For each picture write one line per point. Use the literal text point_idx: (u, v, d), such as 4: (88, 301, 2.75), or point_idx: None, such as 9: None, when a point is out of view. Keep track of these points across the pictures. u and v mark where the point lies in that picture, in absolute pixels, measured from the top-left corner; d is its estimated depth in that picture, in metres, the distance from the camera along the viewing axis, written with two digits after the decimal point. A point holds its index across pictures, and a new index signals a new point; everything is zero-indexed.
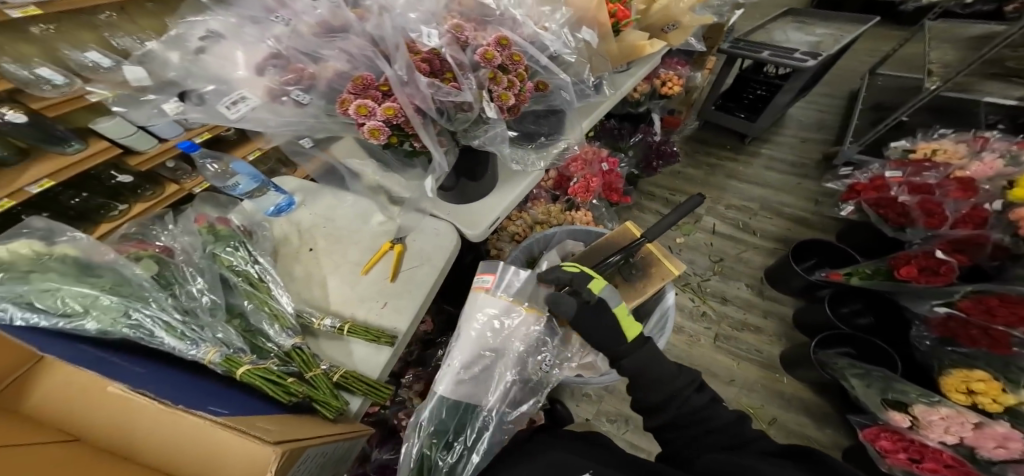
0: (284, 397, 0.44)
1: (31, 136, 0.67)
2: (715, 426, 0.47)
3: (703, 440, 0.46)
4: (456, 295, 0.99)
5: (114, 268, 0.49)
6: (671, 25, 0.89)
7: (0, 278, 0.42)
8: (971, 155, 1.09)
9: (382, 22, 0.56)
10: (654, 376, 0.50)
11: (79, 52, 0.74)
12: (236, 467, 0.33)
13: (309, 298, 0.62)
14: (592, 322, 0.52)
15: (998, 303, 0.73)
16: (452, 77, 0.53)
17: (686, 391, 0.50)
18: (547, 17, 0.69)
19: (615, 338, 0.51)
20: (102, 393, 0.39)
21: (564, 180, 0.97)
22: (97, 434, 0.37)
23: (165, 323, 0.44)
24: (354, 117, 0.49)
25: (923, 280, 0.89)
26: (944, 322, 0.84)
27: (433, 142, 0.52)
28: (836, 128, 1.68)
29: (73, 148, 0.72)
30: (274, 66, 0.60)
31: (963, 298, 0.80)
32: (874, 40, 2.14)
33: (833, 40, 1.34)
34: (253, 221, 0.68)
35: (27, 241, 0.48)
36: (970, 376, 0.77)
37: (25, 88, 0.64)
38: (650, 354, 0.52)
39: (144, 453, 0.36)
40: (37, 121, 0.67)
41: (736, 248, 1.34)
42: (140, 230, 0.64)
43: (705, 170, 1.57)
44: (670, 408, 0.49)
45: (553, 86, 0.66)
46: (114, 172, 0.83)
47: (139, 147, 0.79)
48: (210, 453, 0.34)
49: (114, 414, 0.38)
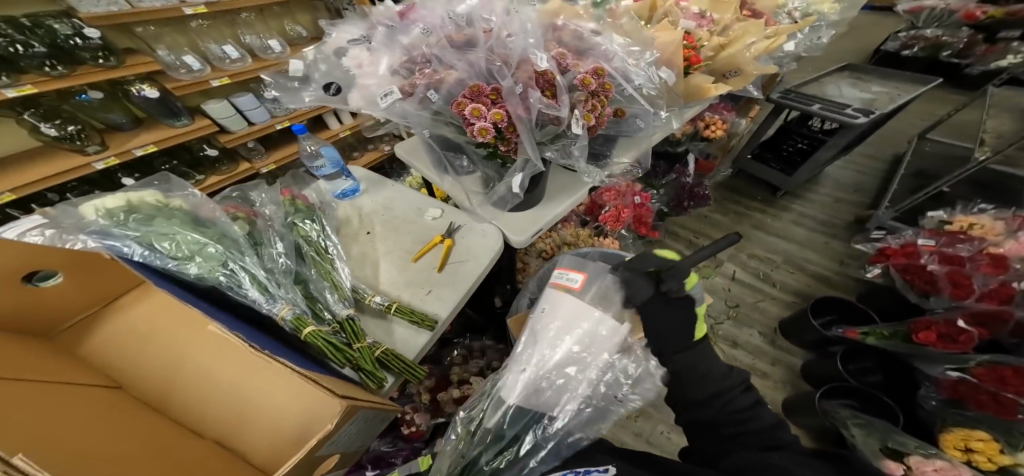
0: (340, 360, 0.52)
1: (154, 110, 1.13)
2: (750, 428, 0.48)
3: (741, 441, 0.47)
4: (478, 300, 1.04)
5: (217, 224, 0.59)
6: (733, 72, 0.91)
7: (137, 217, 0.54)
8: (1010, 233, 1.05)
9: (504, 44, 0.65)
10: (705, 371, 0.51)
11: (214, 45, 1.24)
12: (266, 420, 0.44)
13: (362, 276, 0.68)
14: (666, 312, 0.51)
15: (1011, 373, 0.73)
16: (552, 93, 0.61)
17: (732, 392, 0.51)
18: (638, 56, 0.78)
19: (684, 334, 0.51)
20: (144, 356, 0.48)
21: (595, 207, 1.02)
22: (130, 386, 0.45)
23: (251, 281, 0.53)
24: (465, 117, 0.57)
25: (939, 346, 0.85)
26: (954, 385, 0.83)
27: (529, 147, 0.61)
28: (874, 190, 1.66)
29: (180, 121, 1.17)
30: (408, 69, 0.65)
31: (977, 365, 0.79)
32: (930, 103, 2.08)
33: (888, 98, 1.32)
34: (324, 201, 0.77)
35: (153, 192, 0.60)
36: (971, 436, 0.78)
37: (166, 68, 1.10)
38: (703, 352, 0.52)
39: (173, 409, 0.44)
40: (162, 98, 1.12)
41: (753, 296, 1.36)
42: (239, 193, 0.71)
43: (733, 217, 1.60)
44: (715, 407, 0.50)
45: (630, 114, 0.75)
46: (204, 146, 1.32)
47: (232, 126, 1.28)
48: (249, 417, 0.44)
49: (152, 374, 0.46)
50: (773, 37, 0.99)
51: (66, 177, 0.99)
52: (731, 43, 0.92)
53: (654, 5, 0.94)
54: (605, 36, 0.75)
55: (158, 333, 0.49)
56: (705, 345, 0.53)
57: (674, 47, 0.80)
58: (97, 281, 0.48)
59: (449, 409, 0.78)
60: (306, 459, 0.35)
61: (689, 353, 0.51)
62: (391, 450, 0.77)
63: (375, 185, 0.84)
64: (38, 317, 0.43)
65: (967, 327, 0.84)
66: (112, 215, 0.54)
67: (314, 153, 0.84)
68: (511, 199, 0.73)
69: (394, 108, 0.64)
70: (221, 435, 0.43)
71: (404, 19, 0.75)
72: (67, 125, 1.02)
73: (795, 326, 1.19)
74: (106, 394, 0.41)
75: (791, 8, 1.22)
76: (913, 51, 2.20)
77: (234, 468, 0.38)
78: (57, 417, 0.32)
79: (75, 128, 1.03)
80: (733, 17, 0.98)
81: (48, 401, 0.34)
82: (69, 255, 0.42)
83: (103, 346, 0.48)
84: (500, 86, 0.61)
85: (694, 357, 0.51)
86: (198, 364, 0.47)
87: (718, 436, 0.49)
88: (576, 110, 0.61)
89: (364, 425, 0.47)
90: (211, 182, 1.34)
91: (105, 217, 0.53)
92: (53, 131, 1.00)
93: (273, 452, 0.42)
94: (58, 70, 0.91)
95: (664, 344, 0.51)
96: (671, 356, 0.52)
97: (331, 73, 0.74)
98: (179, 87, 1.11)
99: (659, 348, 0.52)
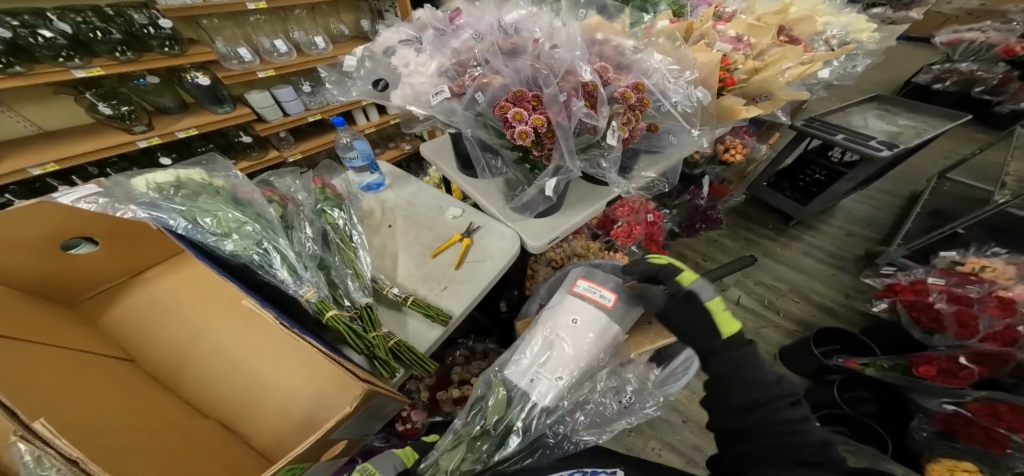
0: (360, 344, 0.55)
1: (201, 95, 1.32)
2: (793, 444, 0.43)
3: (772, 457, 0.44)
4: (485, 303, 1.06)
5: (255, 204, 0.63)
6: (763, 96, 0.92)
7: (184, 193, 0.59)
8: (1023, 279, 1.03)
9: (545, 57, 0.69)
10: (745, 377, 0.47)
11: (266, 39, 1.44)
12: (268, 406, 0.46)
13: (382, 267, 0.72)
14: (682, 312, 0.51)
15: (1006, 409, 0.74)
16: (591, 103, 0.64)
17: (780, 402, 0.45)
18: (677, 74, 0.79)
19: (705, 333, 0.50)
20: (166, 334, 0.52)
21: (608, 222, 1.04)
22: (146, 362, 0.50)
23: (281, 261, 0.56)
24: (507, 120, 0.60)
25: (939, 379, 0.87)
26: (949, 418, 0.85)
27: (567, 153, 0.64)
28: (887, 227, 1.65)
29: (223, 108, 1.38)
30: (453, 71, 0.68)
31: (973, 400, 0.80)
32: (954, 141, 2.05)
33: (915, 132, 1.30)
34: (351, 191, 0.81)
35: (199, 170, 0.65)
36: (956, 467, 0.81)
37: (222, 60, 1.31)
38: (744, 355, 0.48)
39: (182, 387, 0.48)
40: (211, 86, 1.31)
41: (756, 322, 1.36)
42: (274, 177, 0.76)
43: (742, 243, 1.62)
44: (755, 416, 0.46)
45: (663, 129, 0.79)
46: (241, 133, 1.51)
47: (268, 115, 1.48)
48: (255, 401, 0.47)
49: (167, 353, 0.51)
50: (809, 63, 0.98)
51: (111, 152, 1.18)
52: (766, 67, 0.91)
53: (691, 26, 0.95)
54: (644, 53, 0.77)
55: (176, 311, 0.54)
56: (750, 346, 0.48)
57: (711, 68, 0.80)
58: (127, 253, 0.56)
59: (447, 407, 0.83)
60: (322, 441, 0.35)
61: (724, 357, 0.48)
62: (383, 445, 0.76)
63: (399, 181, 0.90)
64: (73, 278, 0.52)
65: (968, 363, 0.85)
66: (161, 189, 0.58)
67: (347, 145, 0.88)
68: (536, 202, 0.75)
69: (442, 106, 0.68)
70: (225, 417, 0.46)
71: (452, 23, 0.79)
72: (121, 106, 1.21)
73: (795, 353, 1.20)
74: (124, 368, 0.46)
75: (829, 35, 1.20)
76: (944, 85, 2.16)
77: (230, 451, 0.41)
78: (76, 387, 0.37)
79: (128, 109, 1.21)
80: (770, 42, 0.98)
81: (70, 369, 0.40)
82: (104, 224, 0.51)
83: (126, 320, 0.54)
84: (542, 93, 0.63)
85: (728, 364, 0.48)
86: (208, 344, 0.51)
87: (755, 447, 0.46)
88: (613, 122, 0.64)
89: (373, 415, 0.44)
90: (242, 166, 1.53)
91: (155, 191, 0.58)
92: (109, 110, 1.19)
93: (277, 436, 0.45)
94: (126, 56, 1.10)
95: (699, 343, 0.50)
96: (709, 359, 0.51)
97: (376, 70, 0.77)
98: (229, 77, 1.31)
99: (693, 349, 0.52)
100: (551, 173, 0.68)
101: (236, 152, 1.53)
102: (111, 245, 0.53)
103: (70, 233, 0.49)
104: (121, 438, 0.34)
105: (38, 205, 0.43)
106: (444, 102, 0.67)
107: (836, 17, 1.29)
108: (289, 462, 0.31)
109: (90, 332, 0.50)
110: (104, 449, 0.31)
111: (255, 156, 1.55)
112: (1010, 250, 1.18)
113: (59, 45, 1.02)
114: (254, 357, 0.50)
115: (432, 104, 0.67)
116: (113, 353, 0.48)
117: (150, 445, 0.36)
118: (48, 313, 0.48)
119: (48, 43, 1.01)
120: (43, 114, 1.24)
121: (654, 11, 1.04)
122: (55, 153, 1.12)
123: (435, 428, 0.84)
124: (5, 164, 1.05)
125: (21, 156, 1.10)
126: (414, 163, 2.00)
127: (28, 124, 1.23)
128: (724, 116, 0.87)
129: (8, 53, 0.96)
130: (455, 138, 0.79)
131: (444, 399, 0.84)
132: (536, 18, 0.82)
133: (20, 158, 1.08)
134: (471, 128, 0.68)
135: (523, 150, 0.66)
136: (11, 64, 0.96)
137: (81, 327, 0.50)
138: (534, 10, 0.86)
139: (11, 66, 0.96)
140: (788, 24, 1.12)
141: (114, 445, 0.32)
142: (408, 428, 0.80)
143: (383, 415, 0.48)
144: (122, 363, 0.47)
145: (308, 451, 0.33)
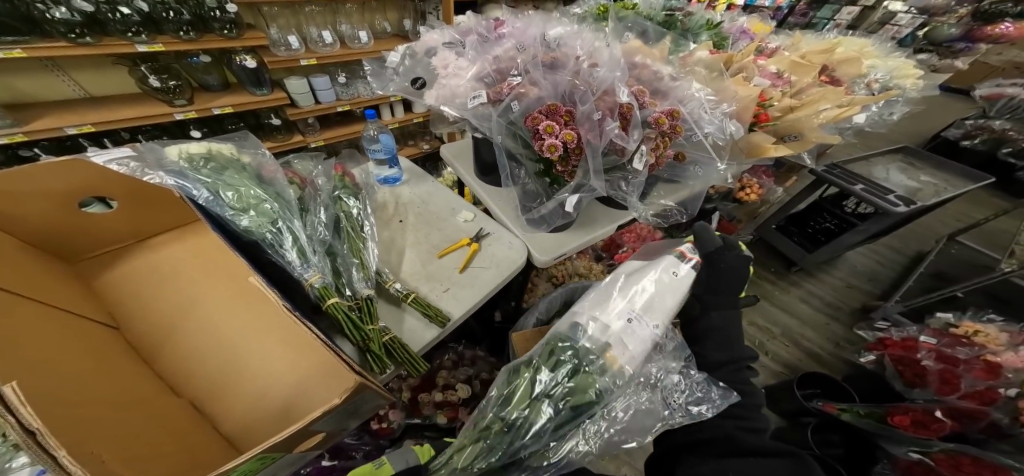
0: (354, 332, 0.54)
1: (249, 77, 1.36)
2: (744, 404, 0.55)
3: (724, 417, 0.54)
4: (483, 311, 1.07)
5: (276, 184, 0.64)
6: (793, 136, 0.88)
7: (212, 166, 0.60)
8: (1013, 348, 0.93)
9: (583, 75, 0.68)
10: (727, 338, 0.60)
11: (317, 32, 1.45)
12: (244, 393, 0.47)
13: (389, 260, 0.73)
14: (732, 261, 0.62)
15: (967, 461, 0.76)
16: (623, 125, 0.63)
17: (741, 363, 0.59)
18: (713, 106, 0.77)
19: (731, 289, 0.62)
20: (156, 305, 0.53)
21: (613, 246, 1.10)
22: (129, 332, 0.50)
23: (292, 243, 0.56)
24: (537, 132, 0.59)
25: (910, 430, 0.90)
26: (912, 466, 0.88)
27: (590, 171, 0.64)
28: (889, 284, 1.65)
29: (262, 91, 1.41)
30: (490, 80, 0.69)
31: (939, 451, 0.82)
32: (971, 205, 2.05)
33: (935, 190, 1.29)
34: (368, 182, 0.84)
35: (230, 145, 0.66)
36: None
37: (272, 46, 1.36)
38: (731, 317, 0.62)
39: (158, 365, 0.48)
40: (257, 68, 1.34)
41: None
42: (299, 159, 0.78)
43: None
44: (724, 371, 0.58)
45: (691, 161, 0.79)
46: (272, 116, 1.52)
47: (302, 101, 1.50)
48: (235, 385, 0.48)
49: (149, 327, 0.51)
50: (847, 106, 0.93)
51: (143, 121, 1.22)
52: (802, 106, 0.87)
53: (731, 58, 0.94)
54: (684, 81, 0.76)
55: (173, 283, 0.54)
56: (734, 335, 0.60)
57: (748, 101, 0.76)
58: (139, 216, 0.55)
59: (426, 411, 0.86)
60: (302, 432, 0.35)
61: (717, 317, 0.61)
62: (354, 443, 0.82)
63: (416, 178, 0.92)
64: (75, 235, 0.52)
65: (941, 417, 0.88)
66: (191, 160, 0.60)
67: (373, 137, 0.91)
68: (551, 217, 0.75)
69: (476, 112, 0.68)
70: (200, 401, 0.46)
71: (496, 32, 0.82)
72: (169, 80, 1.25)
73: (775, 393, 1.23)
74: (107, 337, 0.47)
75: (871, 79, 1.15)
76: (972, 141, 2.10)
77: (199, 438, 0.42)
78: (47, 355, 0.37)
79: (174, 84, 1.25)
80: (811, 81, 0.94)
81: (46, 333, 0.40)
82: (126, 186, 0.50)
83: (123, 285, 0.54)
84: (575, 109, 0.63)
85: (723, 321, 0.61)
86: (195, 321, 0.52)
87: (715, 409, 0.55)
88: (643, 146, 0.63)
89: (354, 411, 0.43)
90: (268, 147, 1.54)
91: (187, 161, 0.60)
92: (157, 83, 1.23)
93: (251, 422, 0.45)
94: (190, 36, 1.15)
95: (715, 296, 0.62)
96: (708, 313, 0.62)
97: (415, 68, 0.79)
98: (274, 61, 1.34)
99: (707, 296, 0.62)
100: (571, 189, 0.67)
101: (264, 133, 1.54)
102: (127, 206, 0.53)
103: (89, 190, 0.49)
104: (85, 410, 0.34)
105: (71, 162, 0.44)
106: (479, 108, 0.67)
107: (883, 61, 1.25)
108: (262, 450, 0.31)
109: (83, 294, 0.50)
110: (66, 422, 0.31)
111: (280, 139, 1.57)
112: (1008, 317, 1.10)
113: (132, 21, 1.07)
114: (241, 338, 0.50)
115: (465, 108, 0.68)
116: (99, 319, 0.49)
117: (113, 420, 0.36)
118: (48, 269, 0.49)
119: (123, 19, 1.06)
120: (93, 78, 1.27)
121: (695, 39, 1.02)
122: (93, 117, 1.17)
123: (410, 429, 0.86)
124: (47, 122, 1.11)
125: (61, 115, 1.16)
126: (430, 164, 2.04)
127: (77, 88, 1.26)
128: (752, 153, 0.85)
129: (83, 24, 1.02)
130: (481, 143, 0.78)
131: (425, 402, 0.87)
132: (578, 36, 0.82)
133: (63, 118, 1.15)
134: (500, 136, 0.67)
135: (546, 164, 0.65)
136: (82, 35, 1.02)
137: (74, 288, 0.50)
138: (577, 29, 0.87)
139: (82, 37, 1.02)
140: (832, 64, 1.09)
141: (74, 417, 0.32)
142: (382, 427, 0.83)
143: (356, 413, 0.45)
144: (108, 331, 0.48)
145: (288, 441, 0.33)
